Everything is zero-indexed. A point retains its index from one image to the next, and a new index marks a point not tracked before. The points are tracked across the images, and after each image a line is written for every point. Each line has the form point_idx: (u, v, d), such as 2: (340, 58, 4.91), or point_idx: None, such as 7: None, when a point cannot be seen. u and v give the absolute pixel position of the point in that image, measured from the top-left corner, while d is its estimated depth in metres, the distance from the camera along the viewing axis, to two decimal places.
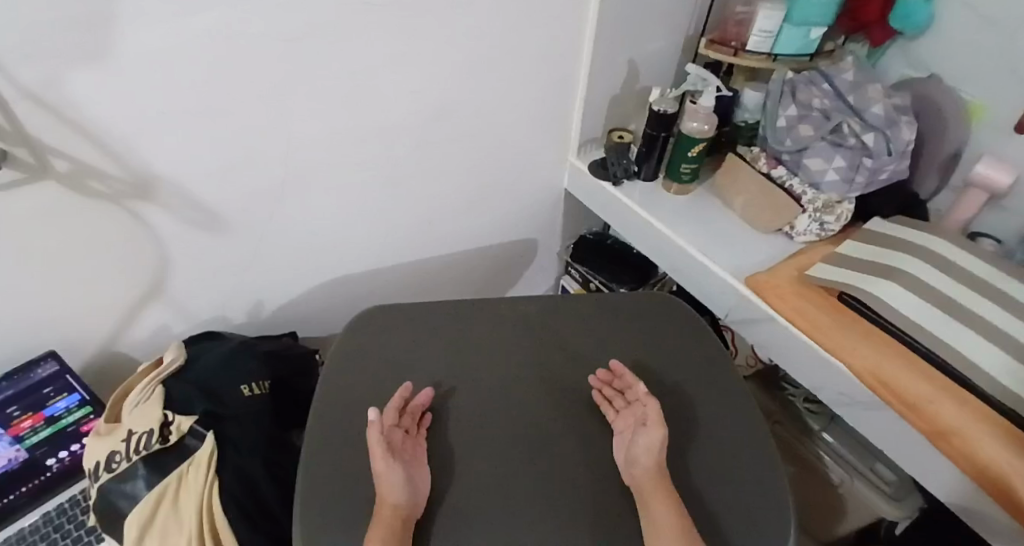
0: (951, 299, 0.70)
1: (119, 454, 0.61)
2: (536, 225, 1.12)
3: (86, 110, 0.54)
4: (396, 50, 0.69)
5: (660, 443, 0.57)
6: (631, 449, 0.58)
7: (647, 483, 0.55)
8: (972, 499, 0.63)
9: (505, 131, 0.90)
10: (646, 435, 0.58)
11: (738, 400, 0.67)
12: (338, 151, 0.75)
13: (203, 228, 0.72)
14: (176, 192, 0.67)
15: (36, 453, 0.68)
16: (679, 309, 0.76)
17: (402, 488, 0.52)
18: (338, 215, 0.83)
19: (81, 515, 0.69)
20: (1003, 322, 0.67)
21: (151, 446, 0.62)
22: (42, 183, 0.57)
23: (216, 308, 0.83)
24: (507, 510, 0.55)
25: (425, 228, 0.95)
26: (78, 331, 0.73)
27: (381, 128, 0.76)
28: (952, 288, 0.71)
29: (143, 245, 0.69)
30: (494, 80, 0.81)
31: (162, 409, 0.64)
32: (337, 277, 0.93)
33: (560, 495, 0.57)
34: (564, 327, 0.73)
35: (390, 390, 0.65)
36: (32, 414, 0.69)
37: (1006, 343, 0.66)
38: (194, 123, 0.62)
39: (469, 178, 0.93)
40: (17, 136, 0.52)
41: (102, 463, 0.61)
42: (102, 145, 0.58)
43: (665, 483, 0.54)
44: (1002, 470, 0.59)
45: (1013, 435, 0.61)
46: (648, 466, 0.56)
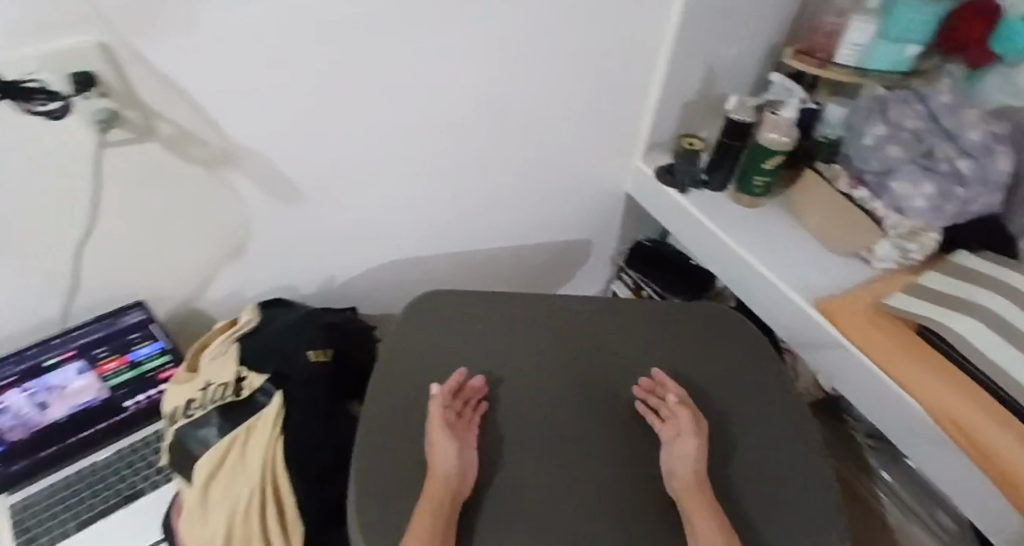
0: None
1: (196, 401, 0.66)
2: (596, 225, 1.11)
3: (191, 80, 0.58)
4: (478, 41, 0.70)
5: (699, 455, 0.57)
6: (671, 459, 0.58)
7: (686, 493, 0.54)
8: None
9: (573, 129, 0.90)
10: (684, 443, 0.58)
11: (791, 422, 0.66)
12: (413, 137, 0.77)
13: (282, 200, 0.76)
14: (262, 164, 0.70)
15: (117, 393, 0.74)
16: (736, 325, 0.76)
17: (451, 462, 0.54)
18: (405, 199, 0.86)
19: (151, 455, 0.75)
20: None
21: (225, 398, 0.66)
22: (145, 145, 0.61)
23: (282, 278, 0.87)
24: (550, 502, 0.56)
25: (486, 219, 0.97)
26: (163, 287, 0.78)
27: (455, 116, 0.78)
28: None
29: (225, 212, 0.73)
30: (569, 78, 0.81)
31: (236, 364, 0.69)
32: (398, 259, 0.95)
33: (603, 495, 0.57)
34: (620, 332, 0.73)
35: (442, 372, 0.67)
36: (118, 356, 0.75)
37: None
38: (285, 98, 0.65)
39: (534, 174, 0.94)
40: (131, 99, 0.56)
41: (181, 408, 0.65)
42: (202, 114, 0.61)
43: (704, 496, 0.54)
44: None
45: None
46: (686, 476, 0.55)
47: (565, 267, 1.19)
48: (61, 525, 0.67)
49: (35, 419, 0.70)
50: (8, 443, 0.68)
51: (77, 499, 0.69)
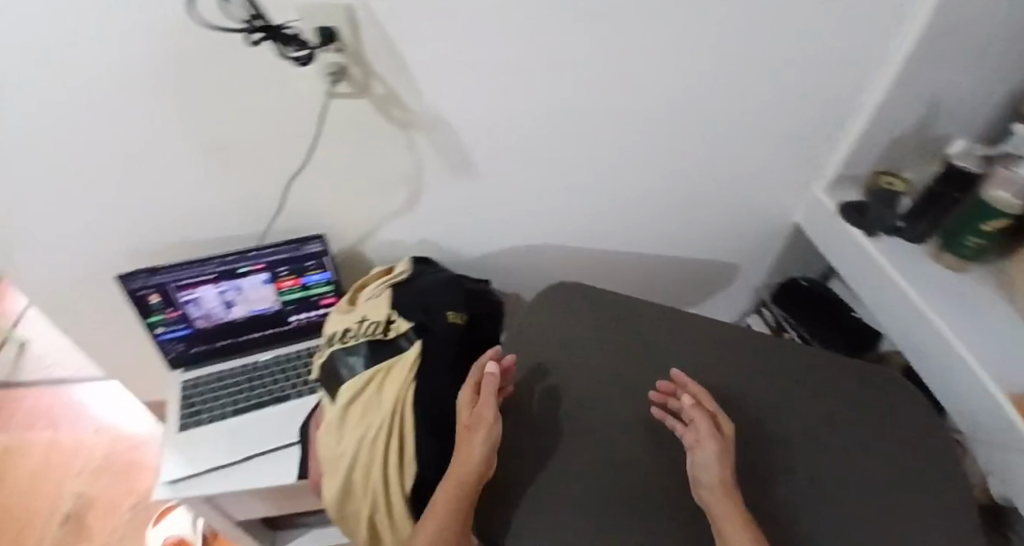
0: None
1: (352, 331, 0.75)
2: (753, 251, 1.05)
3: (409, 47, 0.63)
4: (681, 45, 0.68)
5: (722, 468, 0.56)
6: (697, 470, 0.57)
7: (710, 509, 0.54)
8: None
9: (757, 148, 0.85)
10: (705, 453, 0.57)
11: (932, 504, 0.60)
12: (590, 131, 0.78)
13: (456, 168, 0.81)
14: (448, 132, 0.75)
15: (286, 308, 0.85)
16: (885, 386, 0.70)
17: (486, 436, 0.58)
18: (565, 189, 0.87)
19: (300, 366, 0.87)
20: None
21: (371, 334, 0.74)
22: (359, 101, 0.68)
23: (436, 239, 0.93)
24: (650, 511, 0.58)
25: (639, 223, 0.95)
26: (341, 227, 0.87)
27: (638, 118, 0.77)
28: None
29: (406, 171, 0.80)
30: (767, 96, 0.76)
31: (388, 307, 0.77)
32: (544, 244, 0.97)
33: (669, 512, 0.58)
34: (746, 365, 0.71)
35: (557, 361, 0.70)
36: (294, 277, 0.83)
37: None
38: (483, 75, 0.68)
39: (700, 188, 0.90)
40: (358, 58, 0.63)
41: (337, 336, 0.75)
42: (411, 80, 0.67)
43: (733, 509, 0.53)
44: None
45: None
46: (715, 488, 0.55)
47: (708, 287, 1.13)
48: (225, 404, 0.82)
49: (223, 312, 0.82)
50: (201, 327, 0.82)
51: (239, 387, 0.84)
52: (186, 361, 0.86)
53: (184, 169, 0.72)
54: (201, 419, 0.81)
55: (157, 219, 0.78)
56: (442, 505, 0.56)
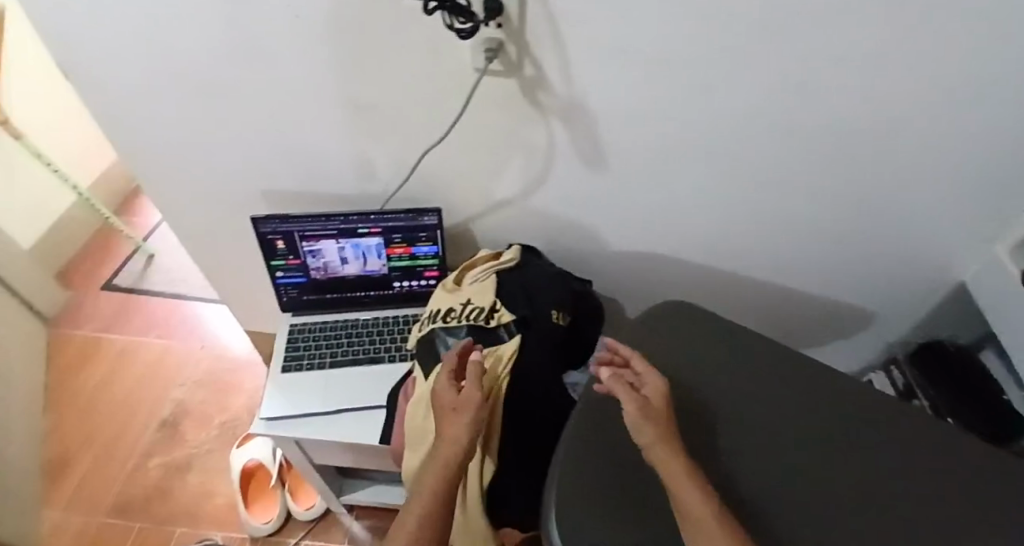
0: None
1: (454, 313, 0.75)
2: (889, 302, 0.94)
3: (571, 30, 0.59)
4: (877, 67, 0.59)
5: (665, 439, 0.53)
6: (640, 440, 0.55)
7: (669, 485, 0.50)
8: None
9: (934, 194, 0.74)
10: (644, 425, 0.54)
11: None
12: (743, 146, 0.71)
13: (587, 163, 0.77)
14: (589, 125, 0.71)
15: (393, 274, 0.86)
16: None
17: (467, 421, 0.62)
18: (699, 202, 0.81)
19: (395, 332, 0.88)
20: None
21: (472, 318, 0.73)
22: (507, 80, 0.66)
23: (550, 231, 0.90)
24: None
25: (770, 251, 0.87)
26: (457, 204, 0.86)
27: (802, 140, 0.69)
28: None
29: (536, 159, 0.77)
30: (966, 139, 0.66)
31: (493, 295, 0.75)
32: (658, 255, 0.92)
33: None
34: (885, 427, 0.60)
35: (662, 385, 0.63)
36: (405, 245, 0.84)
37: None
38: (641, 69, 0.63)
39: (852, 225, 0.80)
40: (517, 35, 0.60)
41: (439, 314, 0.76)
42: (565, 65, 0.64)
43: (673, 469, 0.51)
44: None
45: None
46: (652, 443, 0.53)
47: (824, 330, 1.03)
48: (323, 355, 0.85)
49: (336, 267, 0.84)
50: (315, 278, 0.85)
51: (339, 340, 0.86)
52: (295, 307, 0.89)
53: (327, 123, 0.74)
54: (300, 365, 0.84)
55: (293, 166, 0.81)
56: (428, 485, 0.60)
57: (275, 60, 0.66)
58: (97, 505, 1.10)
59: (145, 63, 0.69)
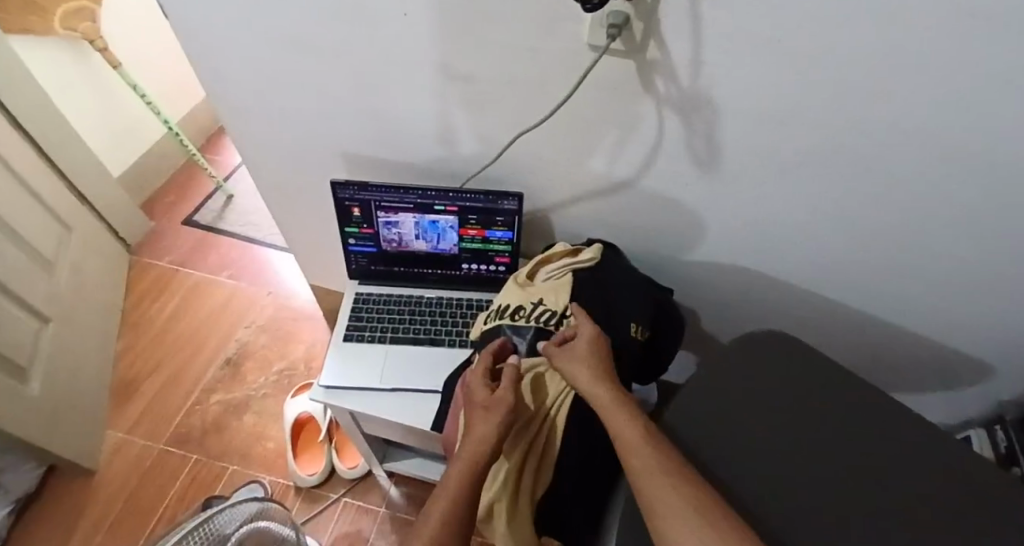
0: None
1: (523, 311, 0.70)
2: (1019, 362, 0.81)
3: (714, 10, 0.51)
4: None
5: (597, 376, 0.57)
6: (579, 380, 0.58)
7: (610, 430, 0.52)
8: None
9: None
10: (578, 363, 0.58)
11: None
12: (892, 167, 0.60)
13: (696, 163, 0.68)
14: (708, 122, 0.62)
15: (462, 255, 0.81)
16: None
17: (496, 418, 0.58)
18: (822, 222, 0.70)
19: (458, 316, 0.83)
20: None
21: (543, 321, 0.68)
22: (624, 61, 0.58)
23: (639, 230, 0.82)
24: None
25: (893, 286, 0.76)
26: (541, 190, 0.80)
27: (972, 168, 0.57)
28: None
29: (639, 154, 0.69)
30: None
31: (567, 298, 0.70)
32: (754, 272, 0.82)
33: None
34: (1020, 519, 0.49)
35: (738, 420, 0.59)
36: (479, 227, 0.78)
37: None
38: (786, 66, 0.54)
39: (1008, 273, 0.68)
40: (648, 10, 0.52)
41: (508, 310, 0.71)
42: (696, 49, 0.55)
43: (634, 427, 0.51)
44: None
45: None
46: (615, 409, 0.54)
47: (930, 378, 0.91)
48: (383, 330, 0.82)
49: (407, 242, 0.80)
50: (385, 250, 0.82)
51: (400, 317, 0.83)
52: (362, 276, 0.86)
53: (418, 88, 0.68)
54: (360, 336, 0.81)
55: (376, 130, 0.77)
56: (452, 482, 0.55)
57: (374, 15, 0.61)
58: (159, 432, 1.15)
59: (240, 6, 0.65)
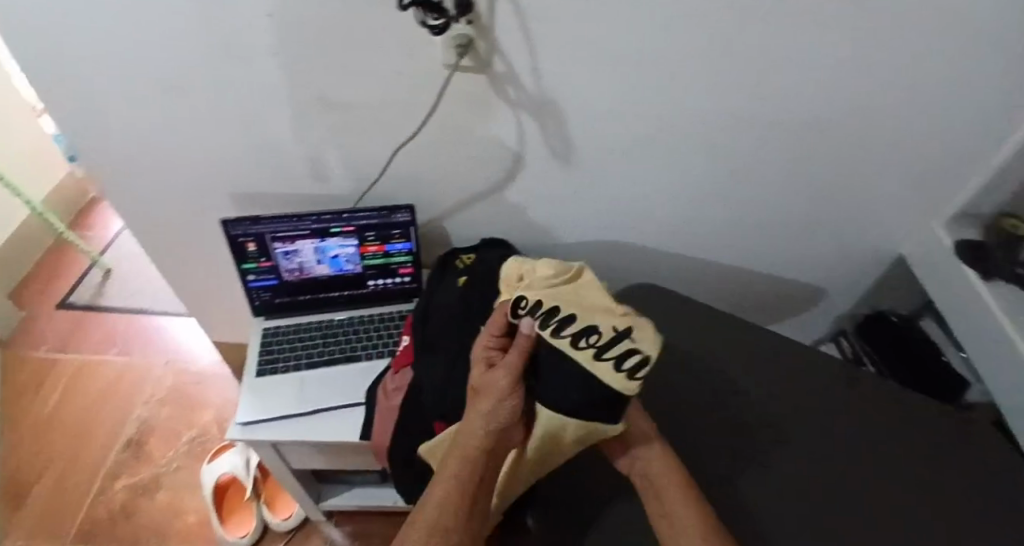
0: None
1: (558, 319, 0.54)
2: (837, 280, 1.01)
3: (539, 25, 0.63)
4: (819, 56, 0.65)
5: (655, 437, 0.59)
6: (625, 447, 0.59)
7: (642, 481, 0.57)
8: None
9: (877, 175, 0.80)
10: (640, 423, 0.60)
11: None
12: (703, 135, 0.76)
13: (554, 155, 0.80)
14: (555, 117, 0.74)
15: (367, 272, 0.87)
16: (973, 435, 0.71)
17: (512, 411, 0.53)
18: (667, 191, 0.84)
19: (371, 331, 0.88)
20: None
21: (628, 368, 0.53)
22: (478, 75, 0.68)
23: (524, 225, 0.92)
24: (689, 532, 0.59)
25: (731, 236, 0.92)
26: (426, 201, 0.87)
27: (757, 126, 0.74)
28: None
29: (508, 155, 0.80)
30: (902, 122, 0.73)
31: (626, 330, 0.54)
32: (626, 247, 0.96)
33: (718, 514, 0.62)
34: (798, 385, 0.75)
35: None
36: (379, 243, 0.85)
37: None
38: (605, 63, 0.67)
39: (805, 207, 0.86)
40: (486, 29, 0.63)
41: (588, 331, 0.54)
42: (534, 58, 0.66)
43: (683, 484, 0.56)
44: None
45: None
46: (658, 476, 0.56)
47: (780, 309, 1.10)
48: (298, 356, 0.84)
49: (309, 269, 0.84)
50: (287, 280, 0.85)
51: (313, 341, 0.86)
52: (267, 311, 0.89)
53: (298, 121, 0.74)
54: (277, 368, 0.83)
55: (262, 167, 0.81)
56: (439, 496, 0.52)
57: (246, 58, 0.67)
58: (59, 533, 1.05)
59: (108, 62, 0.68)
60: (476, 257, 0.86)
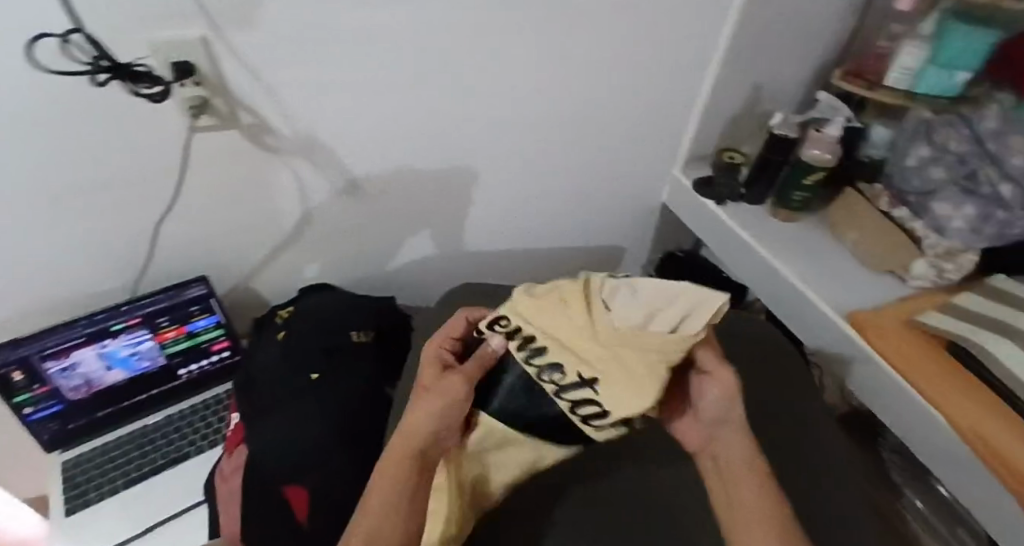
0: None
1: (556, 372, 0.48)
2: (628, 232, 1.16)
3: (274, 72, 0.64)
4: (537, 49, 0.76)
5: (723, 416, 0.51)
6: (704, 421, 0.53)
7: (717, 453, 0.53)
8: None
9: (614, 134, 0.96)
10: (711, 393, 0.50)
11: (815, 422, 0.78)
12: (469, 137, 0.83)
13: (339, 191, 0.81)
14: (327, 156, 0.75)
15: (173, 361, 0.80)
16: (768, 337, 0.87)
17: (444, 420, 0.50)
18: (457, 194, 0.91)
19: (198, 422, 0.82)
20: None
21: (583, 413, 0.49)
22: (227, 132, 0.67)
23: (333, 264, 0.92)
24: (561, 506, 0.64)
25: (528, 218, 1.02)
26: (221, 269, 0.83)
27: (510, 119, 0.83)
28: None
29: (291, 202, 0.79)
30: (616, 89, 0.88)
31: (627, 397, 0.45)
32: (441, 255, 1.01)
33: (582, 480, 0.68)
34: None
35: None
36: (178, 326, 0.79)
37: None
38: (356, 95, 0.70)
39: (576, 177, 0.99)
40: (217, 86, 0.62)
41: (553, 367, 0.48)
42: (281, 104, 0.67)
43: (756, 473, 0.51)
44: None
45: None
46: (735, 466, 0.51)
47: (595, 273, 1.22)
48: (114, 478, 0.75)
49: (100, 378, 0.76)
50: (76, 400, 0.76)
51: (130, 455, 0.77)
52: (58, 444, 0.77)
53: (36, 226, 0.66)
54: (90, 499, 0.73)
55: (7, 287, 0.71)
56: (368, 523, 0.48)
57: None
58: None
59: None
60: (297, 307, 0.81)
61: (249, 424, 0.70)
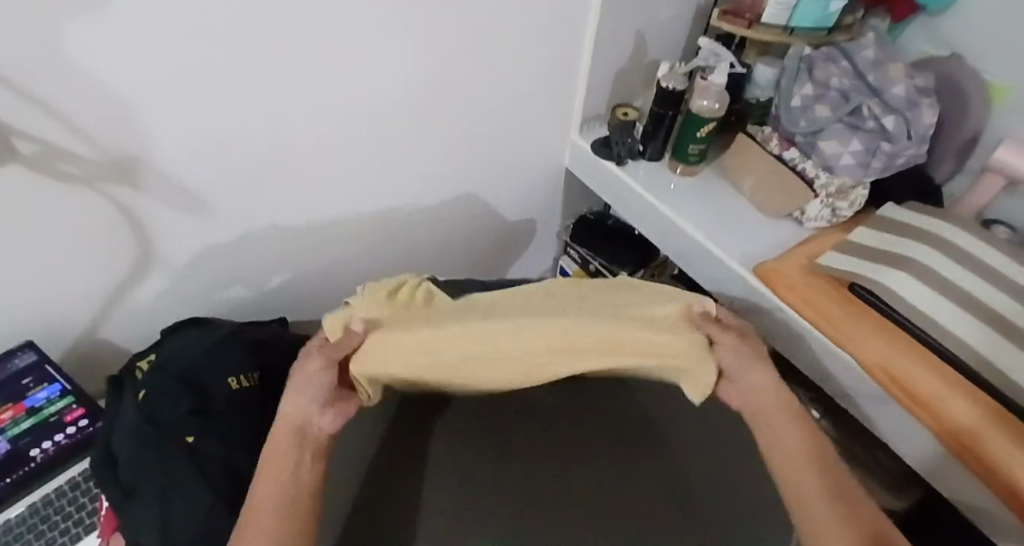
0: (951, 304, 0.72)
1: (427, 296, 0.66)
2: (533, 205, 1.12)
3: (50, 91, 0.51)
4: (392, 19, 0.67)
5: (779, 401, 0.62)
6: (740, 383, 0.63)
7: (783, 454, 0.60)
8: (951, 467, 0.69)
9: (497, 105, 0.89)
10: (750, 377, 0.63)
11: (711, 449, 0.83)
12: (322, 128, 0.74)
13: (187, 210, 0.71)
14: (155, 173, 0.65)
15: (19, 444, 0.67)
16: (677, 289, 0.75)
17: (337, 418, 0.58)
18: (324, 191, 0.82)
19: (83, 496, 0.67)
20: (997, 302, 0.72)
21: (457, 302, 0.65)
22: (8, 166, 0.55)
23: (202, 289, 0.82)
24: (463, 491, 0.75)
25: (421, 207, 0.96)
26: (59, 316, 0.72)
27: (368, 103, 0.75)
28: (937, 302, 0.72)
29: (121, 231, 0.68)
30: (483, 54, 0.80)
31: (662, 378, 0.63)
32: (332, 260, 0.93)
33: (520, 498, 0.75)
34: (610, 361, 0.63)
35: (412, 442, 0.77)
36: (13, 405, 0.69)
37: (997, 324, 0.70)
38: (178, 97, 0.59)
39: (462, 153, 0.92)
40: None
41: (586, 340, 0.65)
42: (72, 127, 0.55)
43: (787, 405, 0.63)
44: (997, 458, 0.63)
45: (999, 416, 0.65)
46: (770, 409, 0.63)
47: (506, 251, 1.18)
48: None
49: None
50: None
51: None
52: None
53: None
54: None
55: None
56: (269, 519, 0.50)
57: None
58: None
59: None
60: (157, 358, 0.70)
61: (122, 512, 0.59)
